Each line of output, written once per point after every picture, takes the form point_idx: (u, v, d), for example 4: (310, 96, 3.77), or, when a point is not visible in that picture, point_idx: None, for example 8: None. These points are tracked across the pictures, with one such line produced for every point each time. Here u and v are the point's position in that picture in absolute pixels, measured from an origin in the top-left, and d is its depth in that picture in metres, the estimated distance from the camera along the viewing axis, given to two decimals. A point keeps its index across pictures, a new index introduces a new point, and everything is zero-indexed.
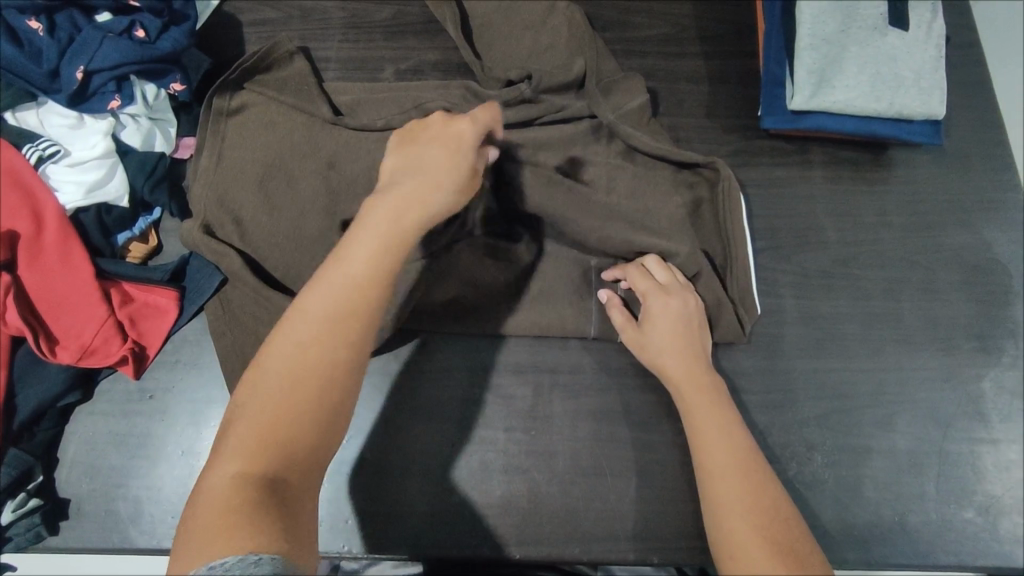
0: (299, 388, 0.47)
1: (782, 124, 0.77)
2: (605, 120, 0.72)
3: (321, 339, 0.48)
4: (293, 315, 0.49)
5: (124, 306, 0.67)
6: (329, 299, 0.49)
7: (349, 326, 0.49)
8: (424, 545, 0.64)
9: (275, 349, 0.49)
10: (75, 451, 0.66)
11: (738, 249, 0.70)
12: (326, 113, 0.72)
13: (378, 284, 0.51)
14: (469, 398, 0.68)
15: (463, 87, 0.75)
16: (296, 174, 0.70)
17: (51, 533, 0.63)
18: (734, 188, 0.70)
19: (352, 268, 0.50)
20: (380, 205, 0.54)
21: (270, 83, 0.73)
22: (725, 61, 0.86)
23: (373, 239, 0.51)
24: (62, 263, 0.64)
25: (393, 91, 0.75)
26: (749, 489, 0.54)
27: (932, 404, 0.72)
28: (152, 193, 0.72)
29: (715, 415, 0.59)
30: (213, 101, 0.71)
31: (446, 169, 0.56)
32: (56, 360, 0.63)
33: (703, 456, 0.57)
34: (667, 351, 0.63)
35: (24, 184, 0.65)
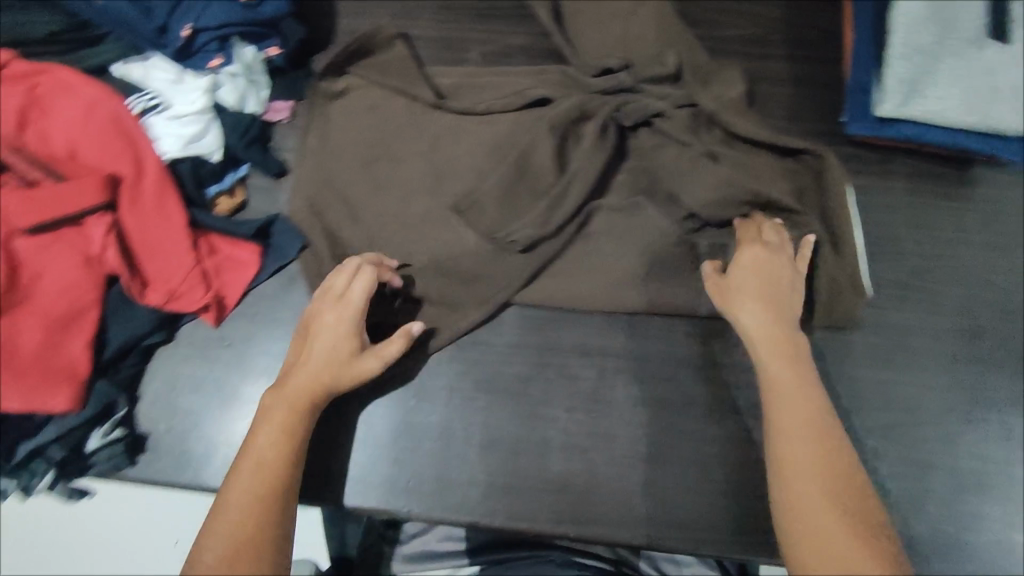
0: (244, 538, 0.51)
1: (866, 131, 0.77)
2: (706, 108, 0.74)
3: (255, 502, 0.54)
4: (230, 487, 0.55)
5: (210, 256, 0.70)
6: (262, 450, 0.57)
7: (278, 485, 0.55)
8: (482, 513, 0.65)
9: (215, 517, 0.53)
10: (156, 388, 0.69)
11: (848, 233, 0.71)
12: (429, 97, 0.75)
13: (297, 451, 0.58)
14: (534, 374, 0.69)
15: (560, 72, 0.77)
16: (396, 152, 0.75)
17: (130, 463, 0.66)
18: (842, 174, 0.71)
19: (262, 441, 0.57)
20: (287, 371, 0.62)
21: (373, 66, 0.78)
22: (809, 66, 0.86)
23: (283, 397, 0.60)
24: (158, 209, 0.67)
25: (493, 76, 0.79)
26: (818, 449, 0.54)
27: (1001, 426, 0.70)
28: (244, 150, 0.74)
29: (790, 372, 0.60)
30: (322, 83, 0.77)
31: (341, 330, 0.63)
32: (146, 301, 0.66)
33: (780, 423, 0.57)
34: (756, 314, 0.63)
35: (127, 131, 0.67)
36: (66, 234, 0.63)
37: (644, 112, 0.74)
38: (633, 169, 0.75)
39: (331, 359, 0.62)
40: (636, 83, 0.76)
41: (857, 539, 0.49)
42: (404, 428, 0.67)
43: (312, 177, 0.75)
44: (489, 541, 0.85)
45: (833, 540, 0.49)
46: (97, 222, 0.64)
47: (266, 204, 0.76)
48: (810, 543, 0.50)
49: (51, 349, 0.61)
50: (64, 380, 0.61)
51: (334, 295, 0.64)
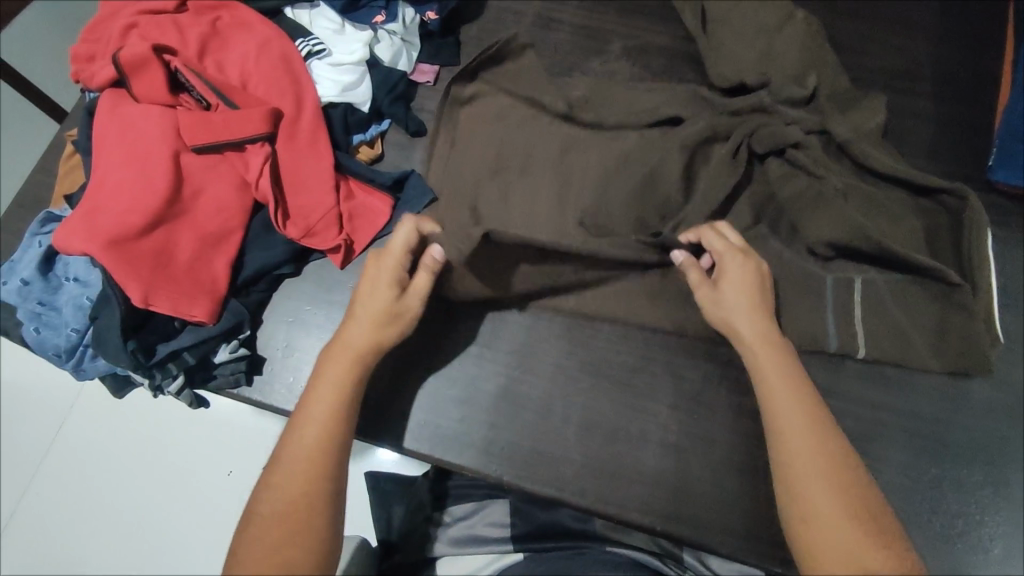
0: (295, 515, 0.51)
1: (1017, 178, 0.75)
2: (839, 135, 0.73)
3: (306, 476, 0.53)
4: (284, 454, 0.54)
5: (347, 201, 0.73)
6: (313, 416, 0.56)
7: (330, 464, 0.54)
8: (571, 491, 0.65)
9: (269, 487, 0.53)
10: (279, 316, 0.72)
11: (982, 278, 0.68)
12: (559, 108, 0.75)
13: (347, 424, 0.57)
14: (639, 367, 0.70)
15: (690, 91, 0.78)
16: (531, 132, 0.76)
17: (247, 382, 0.69)
18: (980, 216, 0.69)
19: (314, 407, 0.56)
20: (339, 337, 0.61)
21: (502, 73, 0.78)
22: (958, 106, 0.83)
23: (339, 362, 0.59)
24: (310, 148, 0.70)
25: (623, 91, 0.79)
26: (825, 453, 0.53)
27: None
28: (391, 106, 0.77)
29: (787, 375, 0.58)
30: (451, 88, 0.77)
31: (384, 282, 0.62)
32: (284, 233, 0.69)
33: (782, 425, 0.55)
34: (745, 313, 0.61)
35: (294, 72, 0.72)
36: (229, 157, 0.68)
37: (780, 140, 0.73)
38: (757, 185, 0.74)
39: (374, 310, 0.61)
40: (773, 104, 0.75)
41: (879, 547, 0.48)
42: (507, 397, 0.69)
43: (445, 149, 0.76)
44: (533, 528, 0.69)
45: (852, 546, 0.48)
46: (257, 151, 0.68)
47: (400, 159, 0.78)
48: (822, 551, 0.49)
49: (200, 262, 0.65)
50: (207, 292, 0.64)
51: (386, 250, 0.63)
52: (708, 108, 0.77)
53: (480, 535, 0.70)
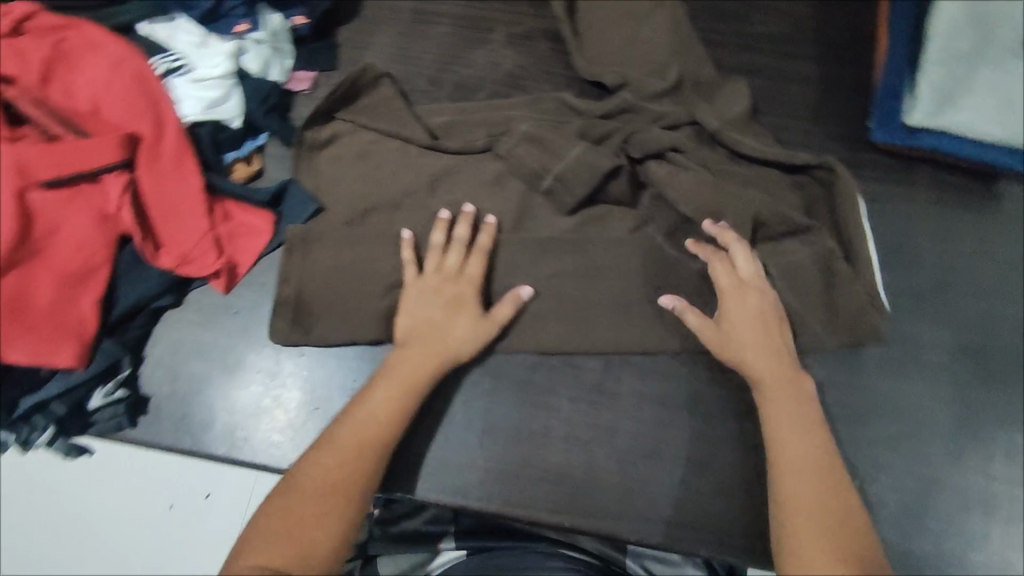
0: (327, 501, 0.55)
1: (893, 139, 0.76)
2: (708, 126, 0.75)
3: (349, 469, 0.57)
4: (336, 433, 0.58)
5: (224, 222, 0.70)
6: (371, 411, 0.60)
7: (365, 470, 0.57)
8: (477, 496, 0.65)
9: (312, 468, 0.56)
10: (161, 352, 0.68)
11: (862, 250, 0.70)
12: (423, 138, 0.73)
13: (400, 418, 0.60)
14: (539, 362, 0.69)
15: (556, 100, 0.77)
16: (409, 133, 0.73)
17: (130, 424, 0.65)
18: (852, 186, 0.71)
19: (377, 402, 0.60)
20: (411, 343, 0.63)
21: (360, 107, 0.75)
22: (839, 67, 0.84)
23: (404, 363, 0.62)
24: (176, 171, 0.66)
25: (486, 111, 0.77)
26: (821, 488, 0.55)
27: (1009, 445, 0.69)
28: (264, 119, 0.74)
29: (796, 411, 0.60)
30: (307, 134, 0.73)
31: (466, 301, 0.65)
32: (158, 264, 0.66)
33: (781, 453, 0.58)
34: (746, 345, 0.63)
35: (150, 92, 0.67)
36: (84, 192, 0.63)
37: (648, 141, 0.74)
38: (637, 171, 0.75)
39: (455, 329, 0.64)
40: (636, 101, 0.76)
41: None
42: None
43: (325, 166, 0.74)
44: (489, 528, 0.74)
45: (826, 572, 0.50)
46: (116, 181, 0.64)
47: (281, 173, 0.76)
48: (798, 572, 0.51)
49: (64, 304, 0.62)
50: (74, 334, 0.61)
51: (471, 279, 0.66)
52: (576, 114, 0.77)
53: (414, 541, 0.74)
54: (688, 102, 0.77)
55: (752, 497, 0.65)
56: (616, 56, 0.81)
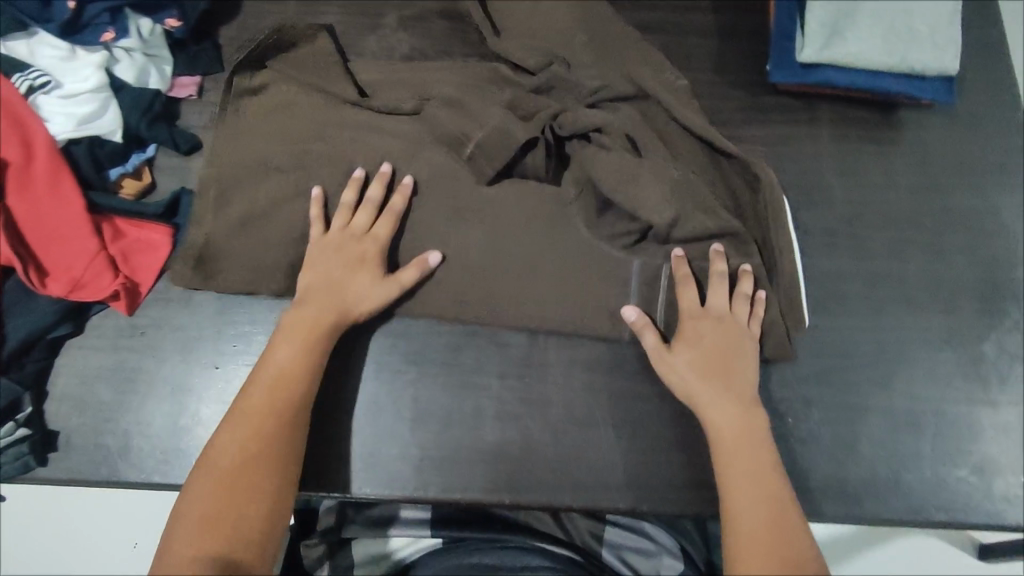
0: (248, 476, 0.55)
1: (792, 78, 0.75)
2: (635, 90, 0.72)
3: (266, 439, 0.56)
4: (241, 407, 0.58)
5: (116, 241, 0.67)
6: (272, 374, 0.59)
7: (277, 436, 0.57)
8: (413, 487, 0.64)
9: (220, 445, 0.56)
10: (65, 384, 0.65)
11: (784, 255, 0.69)
12: (350, 94, 0.71)
13: (307, 377, 0.60)
14: (462, 344, 0.68)
15: (490, 68, 0.74)
16: (336, 89, 0.71)
17: (39, 464, 0.63)
18: (776, 190, 0.69)
19: (280, 364, 0.60)
20: (307, 301, 0.62)
21: (291, 61, 0.72)
22: (736, 14, 0.83)
23: (303, 323, 0.61)
24: (53, 195, 0.63)
25: (418, 75, 0.73)
26: (767, 533, 0.55)
27: (931, 365, 0.70)
28: (149, 129, 0.71)
29: (748, 448, 0.60)
30: (234, 79, 0.71)
31: (360, 254, 0.64)
32: (47, 293, 0.63)
33: (731, 500, 0.58)
34: (703, 372, 0.62)
35: (16, 114, 0.63)
36: None
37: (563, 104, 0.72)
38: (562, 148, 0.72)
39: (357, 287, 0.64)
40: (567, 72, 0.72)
41: None
42: (330, 410, 0.65)
43: (232, 151, 0.69)
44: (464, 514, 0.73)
45: None
46: None
47: (175, 184, 0.73)
48: None
49: None
50: None
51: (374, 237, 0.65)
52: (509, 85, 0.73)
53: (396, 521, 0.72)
54: (612, 65, 0.75)
55: (685, 448, 0.66)
56: (521, 29, 0.77)
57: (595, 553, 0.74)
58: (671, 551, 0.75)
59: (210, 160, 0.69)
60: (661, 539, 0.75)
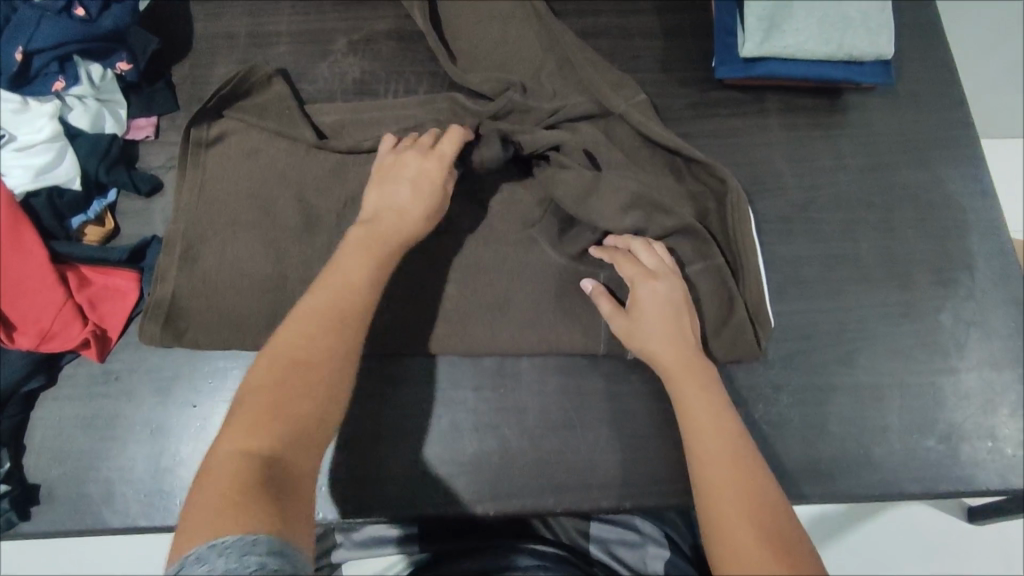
0: (311, 377, 0.51)
1: (736, 73, 0.77)
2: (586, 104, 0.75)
3: (330, 342, 0.53)
4: (307, 306, 0.55)
5: (83, 289, 0.67)
6: (338, 281, 0.57)
7: (341, 335, 0.54)
8: (398, 505, 0.65)
9: (284, 336, 0.53)
10: (42, 436, 0.65)
11: (751, 261, 0.70)
12: (310, 137, 0.72)
13: (375, 284, 0.58)
14: (437, 360, 0.69)
15: (448, 99, 0.77)
16: (296, 133, 0.73)
17: (21, 519, 0.62)
18: (743, 200, 0.71)
19: (351, 270, 0.58)
20: (377, 220, 0.62)
21: (248, 108, 0.74)
22: (679, 13, 0.85)
23: (371, 233, 0.61)
24: (15, 249, 0.63)
25: (377, 112, 0.76)
26: (738, 474, 0.54)
27: (892, 339, 0.72)
28: (109, 175, 0.71)
29: (704, 392, 0.60)
30: (191, 132, 0.72)
31: (426, 168, 0.65)
32: (17, 346, 0.63)
33: (693, 441, 0.57)
34: (655, 337, 0.63)
35: None
36: None
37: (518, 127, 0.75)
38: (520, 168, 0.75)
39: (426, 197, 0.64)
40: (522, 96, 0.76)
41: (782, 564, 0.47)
42: None
43: (200, 205, 0.71)
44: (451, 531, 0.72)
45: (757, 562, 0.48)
46: None
47: (139, 227, 0.73)
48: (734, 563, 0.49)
49: None
50: None
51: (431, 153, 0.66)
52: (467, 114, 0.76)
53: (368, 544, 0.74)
54: (561, 82, 0.78)
55: (661, 441, 0.68)
56: (482, 53, 0.80)
57: (584, 548, 0.73)
58: (659, 541, 0.75)
59: (178, 213, 0.71)
60: (647, 530, 0.76)
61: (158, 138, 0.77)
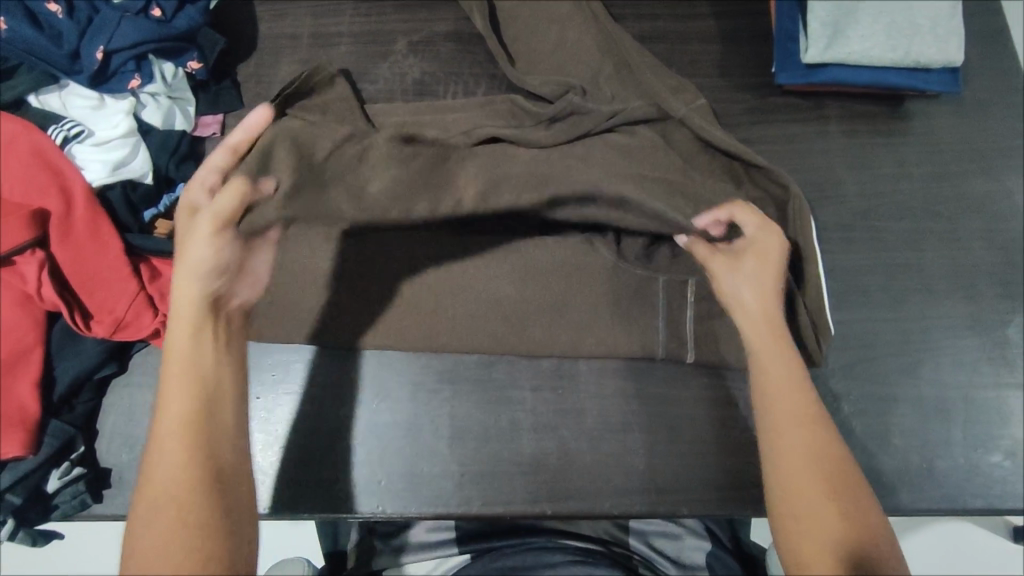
0: (186, 500, 0.50)
1: (797, 79, 0.76)
2: (644, 109, 0.75)
3: (187, 463, 0.51)
4: (153, 458, 0.52)
5: (154, 281, 0.69)
6: (171, 414, 0.53)
7: (200, 454, 0.52)
8: (457, 502, 0.66)
9: (146, 494, 0.50)
10: (114, 422, 0.68)
11: (813, 269, 0.70)
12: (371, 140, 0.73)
13: (207, 395, 0.55)
14: (495, 359, 0.70)
15: (508, 101, 0.77)
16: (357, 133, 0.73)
17: (95, 500, 0.65)
18: (806, 208, 0.70)
19: (177, 404, 0.53)
20: (173, 351, 0.56)
21: (311, 107, 0.73)
22: (738, 18, 0.85)
23: (179, 358, 0.56)
24: (93, 240, 0.66)
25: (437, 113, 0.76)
26: (809, 439, 0.55)
27: (956, 352, 0.71)
28: (178, 169, 0.74)
29: (782, 352, 0.62)
30: None
31: (214, 269, 0.60)
32: (92, 335, 0.66)
33: (772, 398, 0.59)
34: (751, 283, 0.66)
35: (52, 163, 0.66)
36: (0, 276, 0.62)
37: (575, 130, 0.75)
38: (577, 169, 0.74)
39: (210, 263, 0.60)
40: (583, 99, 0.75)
41: (861, 536, 0.50)
42: (367, 431, 0.68)
43: None
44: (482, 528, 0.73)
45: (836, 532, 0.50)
46: (29, 261, 0.63)
47: None
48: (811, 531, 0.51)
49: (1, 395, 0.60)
50: (17, 425, 0.60)
51: (207, 210, 0.61)
52: (526, 116, 0.76)
53: (424, 543, 0.71)
54: (621, 87, 0.77)
55: (718, 448, 0.68)
56: (540, 56, 0.80)
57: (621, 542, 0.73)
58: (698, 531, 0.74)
59: None
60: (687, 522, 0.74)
61: (223, 134, 0.79)
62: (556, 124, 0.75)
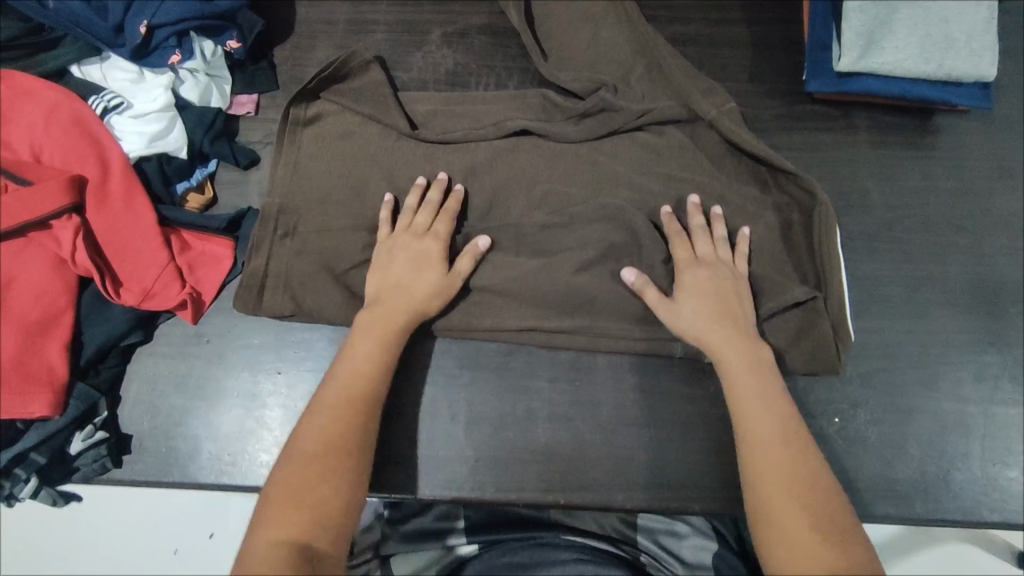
0: (344, 440, 0.56)
1: (828, 87, 0.77)
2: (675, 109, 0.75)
3: (357, 406, 0.58)
4: (325, 394, 0.59)
5: (183, 253, 0.70)
6: (354, 367, 0.61)
7: (364, 407, 0.59)
8: (471, 487, 0.67)
9: (308, 423, 0.57)
10: (138, 390, 0.69)
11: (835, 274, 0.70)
12: (403, 126, 0.73)
13: (384, 364, 0.62)
14: (514, 349, 0.71)
15: (540, 95, 0.77)
16: (390, 117, 0.73)
17: (114, 465, 0.66)
18: (832, 219, 0.71)
19: (361, 358, 0.61)
20: (373, 315, 0.64)
21: (346, 91, 0.75)
22: (772, 24, 0.85)
23: (377, 326, 0.63)
24: (127, 209, 0.67)
25: (468, 105, 0.77)
26: (789, 464, 0.55)
27: (976, 367, 0.71)
28: (212, 146, 0.74)
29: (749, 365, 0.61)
30: (291, 111, 0.74)
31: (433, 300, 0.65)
32: (122, 302, 0.67)
33: (743, 414, 0.59)
34: (700, 321, 0.64)
35: (92, 133, 0.68)
36: (36, 238, 0.64)
37: (605, 126, 0.75)
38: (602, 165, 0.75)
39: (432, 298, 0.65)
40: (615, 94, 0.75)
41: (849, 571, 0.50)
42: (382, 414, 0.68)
43: (294, 180, 0.73)
44: (492, 519, 0.72)
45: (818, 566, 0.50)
46: (65, 226, 0.64)
47: (236, 198, 0.76)
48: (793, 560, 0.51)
49: (29, 354, 0.62)
50: (44, 384, 0.62)
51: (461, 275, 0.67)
52: (556, 109, 0.76)
53: (432, 531, 0.71)
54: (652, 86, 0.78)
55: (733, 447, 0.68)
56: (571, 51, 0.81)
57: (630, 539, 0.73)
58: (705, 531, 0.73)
59: (275, 186, 0.73)
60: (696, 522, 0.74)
61: (257, 113, 0.80)
62: (586, 118, 0.75)
